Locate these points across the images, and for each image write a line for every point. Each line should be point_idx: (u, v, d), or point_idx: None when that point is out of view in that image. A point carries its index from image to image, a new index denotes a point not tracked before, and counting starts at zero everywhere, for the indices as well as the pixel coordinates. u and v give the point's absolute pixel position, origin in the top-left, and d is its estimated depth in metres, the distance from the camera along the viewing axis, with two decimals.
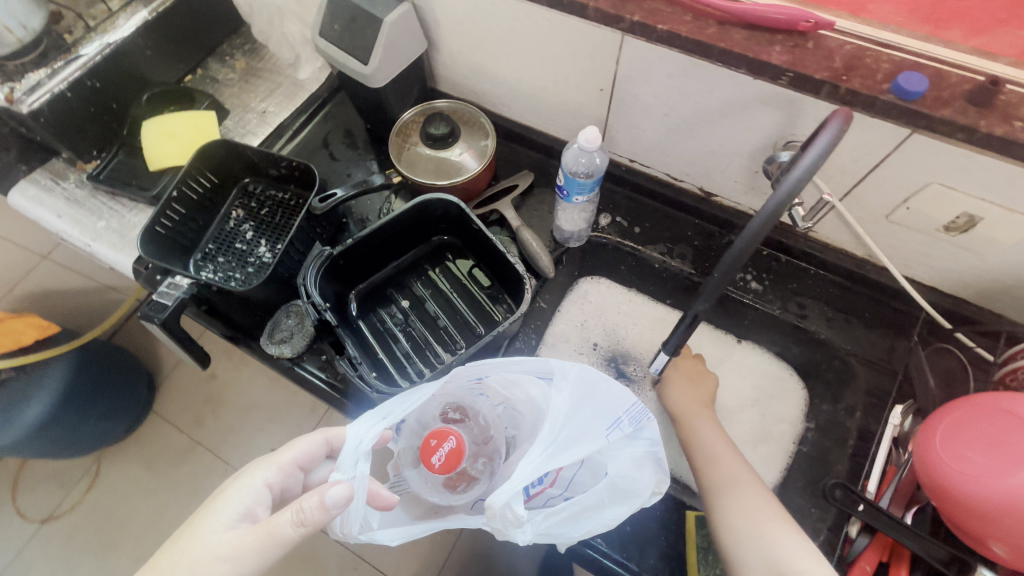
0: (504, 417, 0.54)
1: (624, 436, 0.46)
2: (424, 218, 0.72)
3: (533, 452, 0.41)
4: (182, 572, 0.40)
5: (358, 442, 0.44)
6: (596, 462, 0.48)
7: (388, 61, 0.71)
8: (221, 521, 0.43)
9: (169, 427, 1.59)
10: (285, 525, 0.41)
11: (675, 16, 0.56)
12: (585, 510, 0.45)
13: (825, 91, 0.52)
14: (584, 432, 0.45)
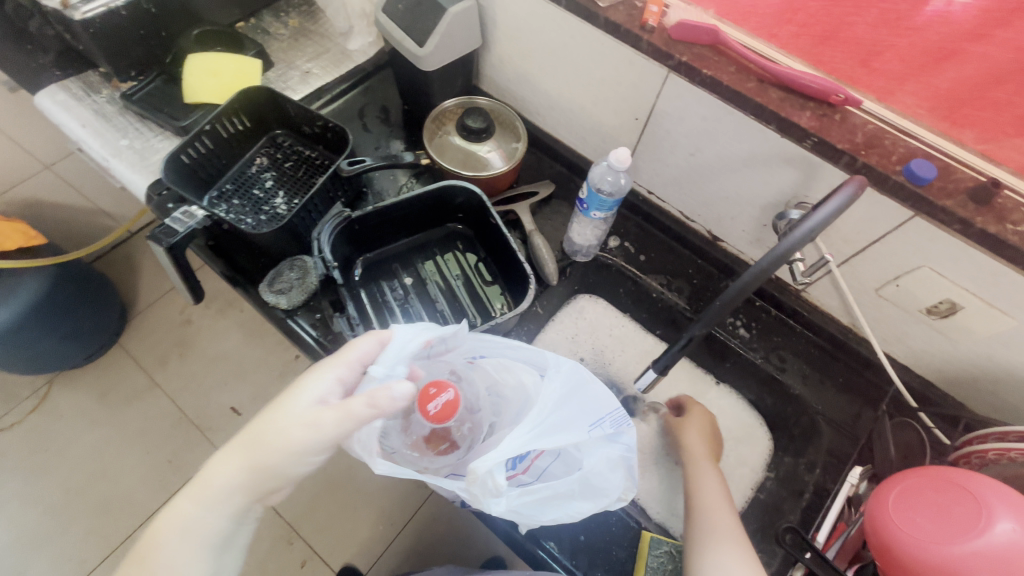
0: (489, 401, 0.55)
1: (603, 436, 0.49)
2: (445, 202, 0.74)
3: (521, 429, 0.43)
4: (274, 435, 0.45)
5: (401, 347, 0.50)
6: (571, 457, 0.50)
7: (443, 48, 0.74)
8: (308, 395, 0.47)
9: (131, 364, 1.55)
10: (356, 406, 0.44)
11: (720, 65, 0.60)
12: (556, 497, 0.47)
13: (844, 161, 0.56)
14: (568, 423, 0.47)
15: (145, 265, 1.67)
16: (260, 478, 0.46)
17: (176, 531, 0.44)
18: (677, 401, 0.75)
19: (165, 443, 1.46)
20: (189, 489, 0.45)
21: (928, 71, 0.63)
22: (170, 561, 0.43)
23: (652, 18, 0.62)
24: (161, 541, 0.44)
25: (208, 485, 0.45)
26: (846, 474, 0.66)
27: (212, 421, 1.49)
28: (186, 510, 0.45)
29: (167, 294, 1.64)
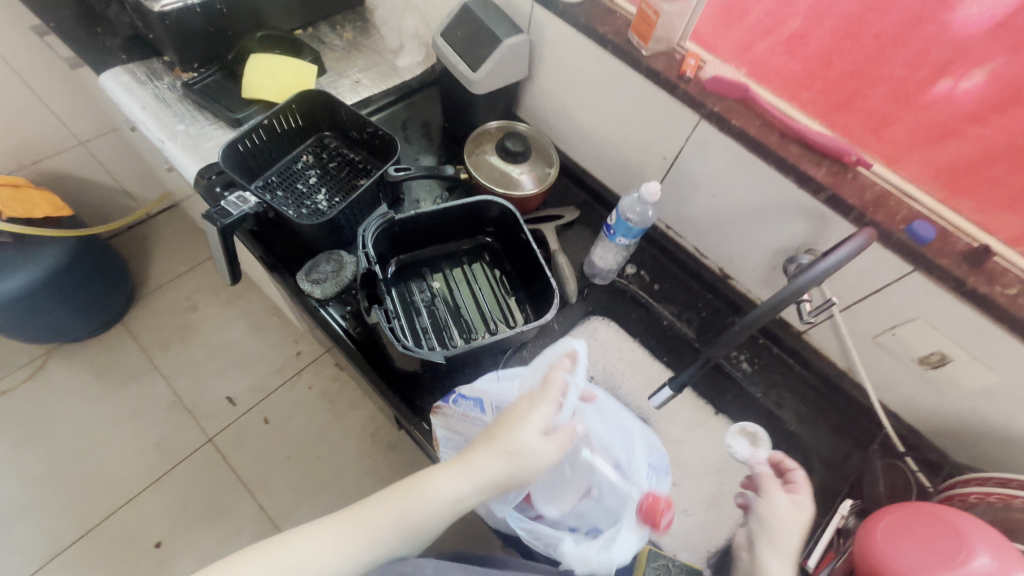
0: None
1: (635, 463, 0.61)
2: (479, 214, 0.79)
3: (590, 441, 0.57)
4: (523, 454, 0.52)
5: (574, 379, 0.57)
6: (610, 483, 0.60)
7: (494, 76, 0.80)
8: (541, 417, 0.54)
9: (132, 343, 1.55)
10: (565, 441, 0.54)
11: (748, 118, 0.67)
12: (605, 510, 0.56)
13: (853, 215, 0.62)
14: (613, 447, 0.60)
15: (159, 248, 1.70)
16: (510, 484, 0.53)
17: (444, 505, 0.51)
18: (783, 464, 0.63)
19: (156, 425, 1.45)
20: (456, 471, 0.52)
21: (929, 146, 0.67)
22: (431, 526, 0.51)
23: (689, 71, 0.69)
24: (426, 508, 0.51)
25: (471, 475, 0.52)
26: (837, 508, 0.70)
27: (206, 408, 1.49)
28: (451, 489, 0.51)
29: (177, 279, 1.66)
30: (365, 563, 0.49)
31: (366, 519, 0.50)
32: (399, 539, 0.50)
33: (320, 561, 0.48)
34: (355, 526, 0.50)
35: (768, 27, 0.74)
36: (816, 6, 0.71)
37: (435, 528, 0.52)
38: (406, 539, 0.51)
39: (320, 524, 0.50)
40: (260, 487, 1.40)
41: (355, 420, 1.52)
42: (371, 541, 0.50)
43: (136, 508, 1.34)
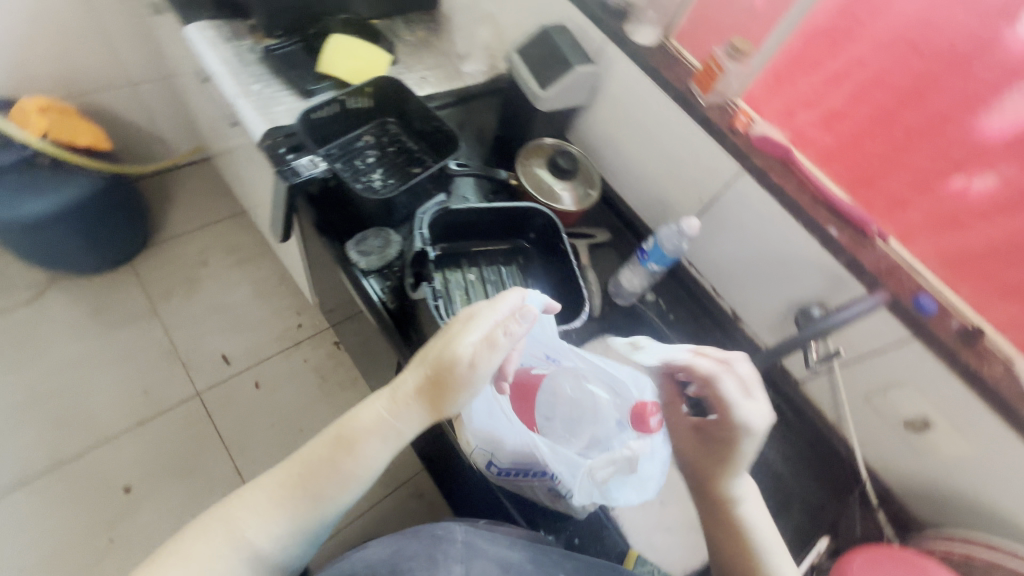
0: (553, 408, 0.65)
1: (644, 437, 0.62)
2: (525, 220, 0.84)
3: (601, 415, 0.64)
4: (449, 359, 0.51)
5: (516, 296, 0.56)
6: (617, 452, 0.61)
7: (560, 96, 0.87)
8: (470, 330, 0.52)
9: (135, 285, 1.55)
10: (500, 338, 0.51)
11: (786, 178, 0.74)
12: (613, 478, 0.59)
13: (868, 280, 0.68)
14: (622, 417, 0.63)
15: (179, 198, 1.70)
16: (443, 397, 0.51)
17: (374, 433, 0.51)
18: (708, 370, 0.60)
19: (145, 371, 1.44)
20: (384, 399, 0.52)
21: (942, 230, 0.74)
22: (365, 455, 0.50)
23: (740, 126, 0.76)
24: (360, 440, 0.50)
25: (394, 400, 0.52)
26: (811, 545, 0.76)
27: (198, 363, 1.48)
28: (381, 417, 0.51)
29: (192, 231, 1.67)
30: (301, 506, 0.48)
31: (296, 466, 0.50)
32: (335, 475, 0.49)
33: (247, 516, 0.47)
34: (289, 476, 0.49)
35: (812, 100, 0.82)
36: (858, 88, 0.77)
37: (374, 456, 0.51)
38: (345, 475, 0.50)
39: (251, 485, 0.49)
40: (239, 450, 1.39)
41: (343, 399, 1.51)
42: (304, 484, 0.49)
43: (111, 450, 1.33)
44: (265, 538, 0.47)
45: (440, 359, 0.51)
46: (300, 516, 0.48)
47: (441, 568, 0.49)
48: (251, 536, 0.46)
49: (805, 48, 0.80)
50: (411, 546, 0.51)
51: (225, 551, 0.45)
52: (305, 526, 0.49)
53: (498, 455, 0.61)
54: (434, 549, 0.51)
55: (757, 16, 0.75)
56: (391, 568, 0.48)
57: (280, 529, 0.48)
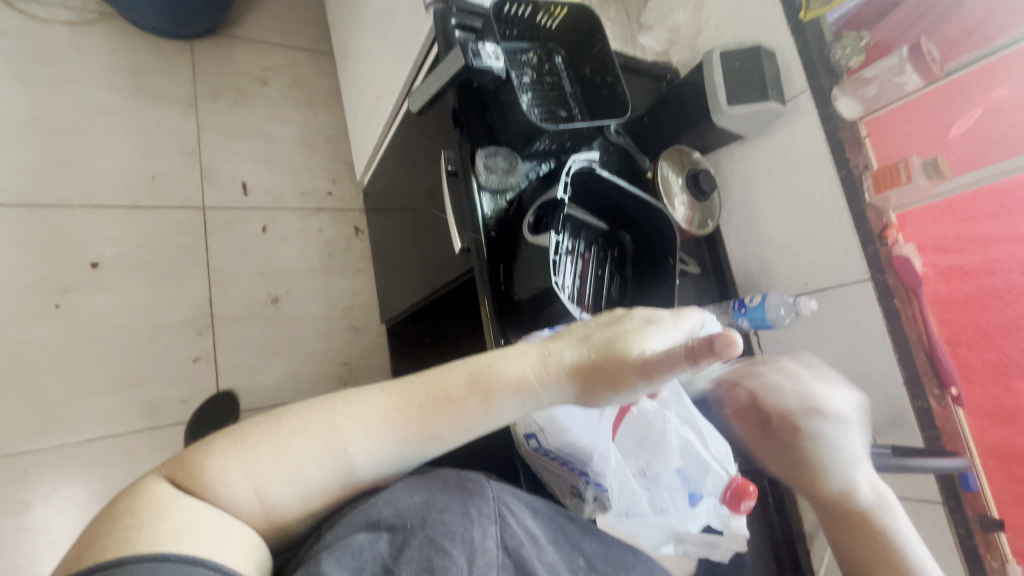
0: (632, 430, 0.59)
1: (690, 501, 0.60)
2: (642, 220, 0.81)
3: (672, 470, 0.59)
4: (627, 350, 0.47)
5: (692, 319, 0.52)
6: (659, 500, 0.59)
7: (739, 117, 0.84)
8: (657, 334, 0.49)
9: (186, 67, 1.41)
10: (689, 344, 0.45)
11: (908, 306, 0.74)
12: (643, 520, 0.59)
13: (929, 433, 0.70)
14: (682, 481, 0.60)
15: (268, 7, 1.56)
16: (600, 388, 0.48)
17: (512, 388, 0.48)
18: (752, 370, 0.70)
19: (161, 158, 1.32)
20: (533, 360, 0.49)
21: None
22: (497, 409, 0.48)
23: (890, 237, 0.75)
24: (498, 392, 0.48)
25: (544, 366, 0.49)
26: None
27: (216, 178, 1.37)
28: (525, 375, 0.48)
29: (265, 44, 1.52)
30: (414, 438, 0.46)
31: (422, 392, 0.47)
32: (459, 416, 0.47)
33: (360, 424, 0.45)
34: (406, 399, 0.47)
35: (948, 246, 0.75)
36: None
37: (504, 413, 0.48)
38: (470, 422, 0.47)
39: (365, 393, 0.47)
40: (219, 282, 1.31)
41: (339, 285, 1.44)
42: (425, 414, 0.46)
43: (95, 218, 1.22)
44: (368, 455, 0.45)
45: (609, 351, 0.48)
46: (408, 445, 0.46)
47: (478, 529, 0.43)
48: (358, 449, 0.44)
49: (970, 197, 0.73)
50: (442, 498, 0.45)
51: (331, 451, 0.44)
52: (409, 454, 0.46)
53: (548, 436, 0.57)
54: (466, 505, 0.45)
55: (948, 144, 0.75)
56: (421, 522, 0.42)
57: (379, 452, 0.45)
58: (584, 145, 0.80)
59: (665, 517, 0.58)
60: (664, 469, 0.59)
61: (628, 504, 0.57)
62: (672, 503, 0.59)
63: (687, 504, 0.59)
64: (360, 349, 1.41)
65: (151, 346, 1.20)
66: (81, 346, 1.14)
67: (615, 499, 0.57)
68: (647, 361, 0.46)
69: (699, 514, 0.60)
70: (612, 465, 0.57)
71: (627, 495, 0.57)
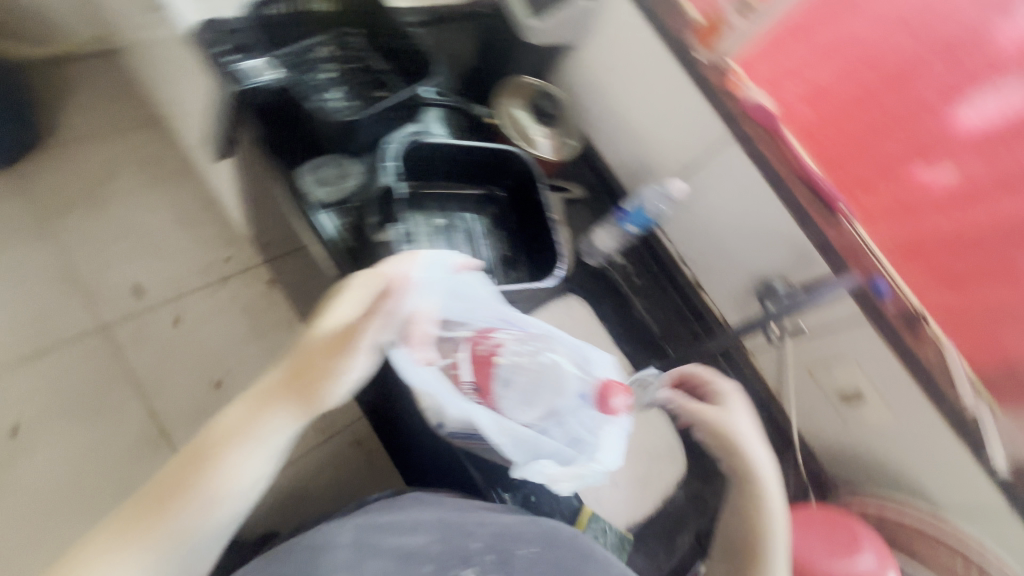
0: (502, 375, 0.52)
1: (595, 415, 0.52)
2: (500, 167, 0.77)
3: (558, 395, 0.52)
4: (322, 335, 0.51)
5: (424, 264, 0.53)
6: (569, 429, 0.52)
7: (556, 30, 0.82)
8: (347, 307, 0.52)
9: (22, 197, 1.30)
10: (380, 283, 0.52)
11: (772, 149, 0.73)
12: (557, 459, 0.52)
13: (833, 259, 0.70)
14: (577, 400, 0.52)
15: (77, 93, 1.42)
16: (316, 385, 0.50)
17: (236, 438, 0.48)
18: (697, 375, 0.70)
19: (38, 297, 1.24)
20: (244, 404, 0.50)
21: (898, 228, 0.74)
22: (234, 463, 0.47)
23: (732, 87, 0.74)
24: (221, 451, 0.48)
25: (257, 404, 0.50)
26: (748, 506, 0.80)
27: (104, 291, 1.29)
28: (242, 421, 0.49)
29: (92, 138, 1.40)
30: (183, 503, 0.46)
31: (144, 500, 0.46)
32: (195, 496, 0.46)
33: (108, 542, 0.43)
34: (133, 516, 0.45)
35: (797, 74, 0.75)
36: (851, 67, 0.72)
37: (244, 463, 0.48)
38: (211, 493, 0.46)
39: (89, 536, 0.44)
40: (154, 390, 1.25)
41: (277, 341, 1.38)
42: (167, 502, 0.46)
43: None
44: None
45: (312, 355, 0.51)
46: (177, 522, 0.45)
47: None
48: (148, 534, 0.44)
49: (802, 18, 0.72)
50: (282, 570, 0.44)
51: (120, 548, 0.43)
52: (167, 561, 0.44)
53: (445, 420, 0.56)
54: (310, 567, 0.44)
55: None
56: None
57: None
58: (410, 116, 0.75)
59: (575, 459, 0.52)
60: (554, 398, 0.52)
61: (528, 454, 0.52)
62: (580, 426, 0.52)
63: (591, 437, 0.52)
64: None
65: (114, 482, 1.16)
66: (42, 512, 1.10)
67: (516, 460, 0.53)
68: (343, 336, 0.51)
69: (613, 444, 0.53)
70: (496, 423, 0.52)
71: (523, 447, 0.52)
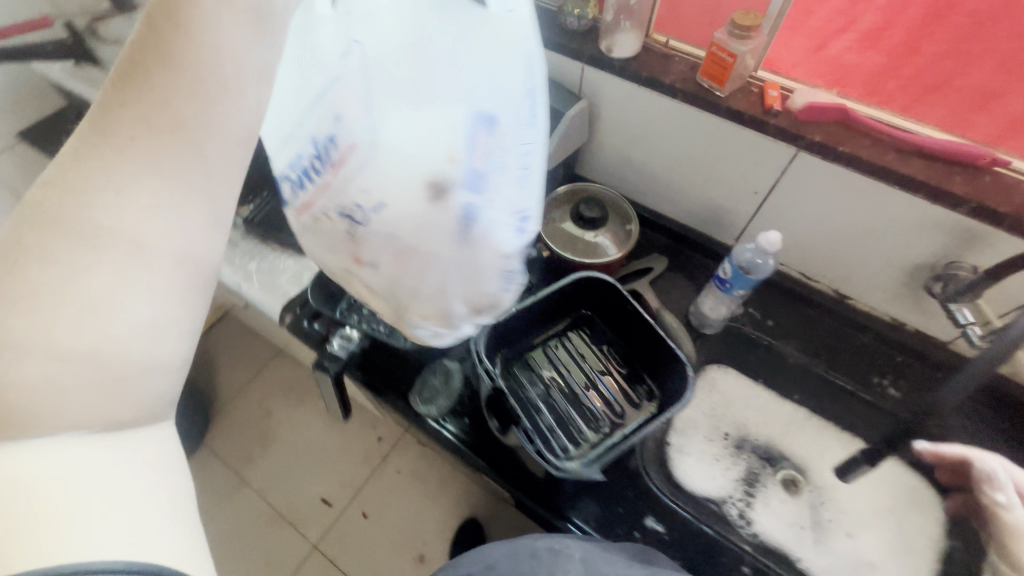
0: (326, 138, 0.40)
1: (524, 115, 0.40)
2: (577, 294, 0.76)
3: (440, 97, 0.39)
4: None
5: None
6: (485, 129, 0.39)
7: (559, 149, 0.77)
8: None
9: (218, 461, 1.54)
10: None
11: (856, 140, 0.62)
12: (497, 185, 0.41)
13: (1007, 223, 0.56)
14: (467, 78, 0.38)
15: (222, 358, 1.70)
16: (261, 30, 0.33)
17: (195, 122, 0.33)
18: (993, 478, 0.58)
19: (259, 542, 1.42)
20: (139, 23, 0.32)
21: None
22: (195, 113, 0.33)
23: (776, 103, 0.64)
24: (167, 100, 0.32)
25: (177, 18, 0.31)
26: None
27: (303, 513, 1.46)
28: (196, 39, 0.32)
29: (244, 387, 1.65)
30: (133, 418, 0.37)
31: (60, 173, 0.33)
32: (192, 154, 0.34)
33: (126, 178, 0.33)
34: (142, 116, 0.32)
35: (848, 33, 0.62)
36: None
37: (184, 135, 0.33)
38: (195, 132, 0.34)
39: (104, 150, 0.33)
40: None
41: (452, 492, 1.47)
42: (75, 189, 0.32)
43: None
44: (136, 219, 0.33)
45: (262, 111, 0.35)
46: (98, 429, 0.35)
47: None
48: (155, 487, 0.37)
49: None
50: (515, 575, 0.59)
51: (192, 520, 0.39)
52: (191, 214, 0.35)
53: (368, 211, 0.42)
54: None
55: None
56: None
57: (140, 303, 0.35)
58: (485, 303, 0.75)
59: (499, 204, 0.42)
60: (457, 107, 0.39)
61: (325, 157, 0.41)
62: (486, 130, 0.39)
63: (460, 61, 0.38)
64: (514, 527, 1.42)
65: None
66: None
67: (414, 270, 0.45)
68: None
69: (504, 40, 0.37)
70: (377, 213, 0.42)
71: (332, 108, 0.39)
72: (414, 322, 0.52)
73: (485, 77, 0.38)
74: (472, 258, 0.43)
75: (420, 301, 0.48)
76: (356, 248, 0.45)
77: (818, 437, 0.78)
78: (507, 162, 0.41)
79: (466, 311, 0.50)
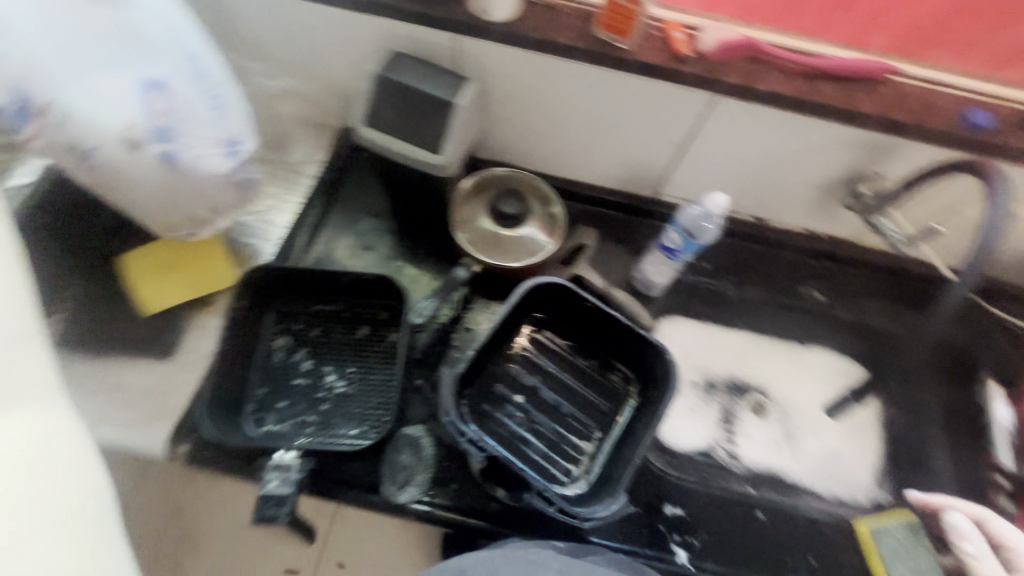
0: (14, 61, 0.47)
1: (202, 92, 0.54)
2: (525, 303, 0.68)
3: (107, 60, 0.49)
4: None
5: None
6: (184, 113, 0.53)
7: (458, 145, 0.64)
8: None
9: None
10: None
11: (769, 75, 0.58)
12: (196, 117, 0.54)
13: (911, 132, 0.58)
14: (150, 47, 0.50)
15: None
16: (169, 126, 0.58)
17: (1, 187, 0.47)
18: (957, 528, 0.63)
19: None
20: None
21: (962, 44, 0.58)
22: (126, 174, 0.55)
23: (684, 47, 0.58)
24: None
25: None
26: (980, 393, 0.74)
27: None
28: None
29: None
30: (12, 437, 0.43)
31: None
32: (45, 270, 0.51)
33: None
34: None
35: None
36: None
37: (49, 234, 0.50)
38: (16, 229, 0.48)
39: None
40: None
41: None
42: None
43: None
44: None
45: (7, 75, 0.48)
46: None
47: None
48: (94, 490, 0.46)
49: None
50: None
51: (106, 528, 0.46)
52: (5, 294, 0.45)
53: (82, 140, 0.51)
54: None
55: None
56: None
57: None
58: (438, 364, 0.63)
59: (189, 125, 0.54)
60: (154, 107, 0.51)
61: (24, 109, 0.49)
62: (178, 105, 0.52)
63: (114, 24, 0.49)
64: None
65: None
66: None
67: (141, 189, 0.57)
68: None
69: (154, 18, 0.50)
70: (115, 151, 0.52)
71: (11, 79, 0.47)
72: (166, 226, 0.63)
73: (138, 52, 0.50)
74: (193, 177, 0.57)
75: (144, 211, 0.60)
76: (89, 173, 0.55)
77: (774, 357, 0.78)
78: (196, 106, 0.53)
79: (212, 212, 0.62)
